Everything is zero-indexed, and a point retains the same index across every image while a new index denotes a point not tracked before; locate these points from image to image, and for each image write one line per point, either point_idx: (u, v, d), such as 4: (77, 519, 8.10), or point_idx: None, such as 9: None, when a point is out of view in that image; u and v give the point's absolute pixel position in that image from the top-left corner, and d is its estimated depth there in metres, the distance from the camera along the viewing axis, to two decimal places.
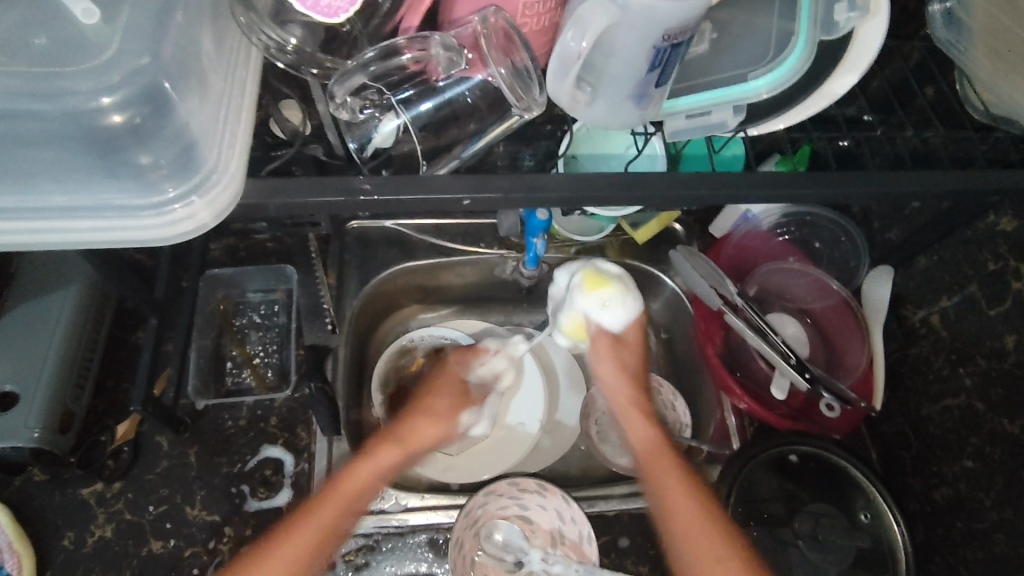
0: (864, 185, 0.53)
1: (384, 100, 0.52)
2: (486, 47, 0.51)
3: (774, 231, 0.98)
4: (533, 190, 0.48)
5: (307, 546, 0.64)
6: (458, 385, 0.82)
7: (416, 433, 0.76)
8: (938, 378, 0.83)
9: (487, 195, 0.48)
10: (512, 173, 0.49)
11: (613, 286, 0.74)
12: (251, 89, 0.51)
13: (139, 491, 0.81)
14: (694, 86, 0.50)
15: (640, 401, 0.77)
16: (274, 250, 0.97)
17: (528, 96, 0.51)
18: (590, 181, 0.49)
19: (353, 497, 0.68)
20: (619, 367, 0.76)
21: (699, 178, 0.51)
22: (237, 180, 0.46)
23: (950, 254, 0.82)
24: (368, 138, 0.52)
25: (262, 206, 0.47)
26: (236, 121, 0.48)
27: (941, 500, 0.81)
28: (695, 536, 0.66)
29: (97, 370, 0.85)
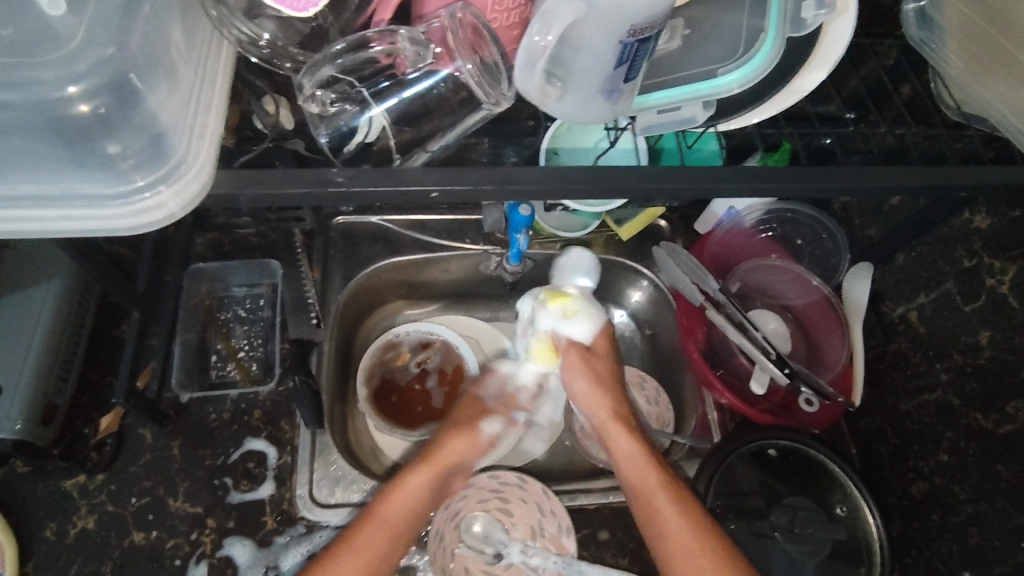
0: (835, 180, 0.54)
1: (359, 91, 0.52)
2: (453, 41, 0.51)
3: (756, 228, 0.99)
4: (506, 182, 0.49)
5: (360, 565, 0.65)
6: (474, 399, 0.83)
7: (445, 446, 0.76)
8: (916, 373, 0.84)
9: (456, 188, 0.48)
10: (483, 166, 0.49)
11: (570, 298, 0.76)
12: (221, 82, 0.51)
13: (122, 483, 0.81)
14: (664, 82, 0.51)
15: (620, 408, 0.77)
16: (259, 244, 0.97)
17: (495, 91, 0.53)
18: (563, 176, 0.50)
19: (393, 517, 0.69)
20: (592, 378, 0.76)
21: (671, 171, 0.52)
22: (208, 173, 0.46)
23: (927, 251, 0.83)
24: (340, 131, 0.52)
25: (235, 198, 0.47)
26: (206, 114, 0.49)
27: (918, 494, 0.82)
28: (676, 543, 0.66)
29: (81, 363, 0.85)
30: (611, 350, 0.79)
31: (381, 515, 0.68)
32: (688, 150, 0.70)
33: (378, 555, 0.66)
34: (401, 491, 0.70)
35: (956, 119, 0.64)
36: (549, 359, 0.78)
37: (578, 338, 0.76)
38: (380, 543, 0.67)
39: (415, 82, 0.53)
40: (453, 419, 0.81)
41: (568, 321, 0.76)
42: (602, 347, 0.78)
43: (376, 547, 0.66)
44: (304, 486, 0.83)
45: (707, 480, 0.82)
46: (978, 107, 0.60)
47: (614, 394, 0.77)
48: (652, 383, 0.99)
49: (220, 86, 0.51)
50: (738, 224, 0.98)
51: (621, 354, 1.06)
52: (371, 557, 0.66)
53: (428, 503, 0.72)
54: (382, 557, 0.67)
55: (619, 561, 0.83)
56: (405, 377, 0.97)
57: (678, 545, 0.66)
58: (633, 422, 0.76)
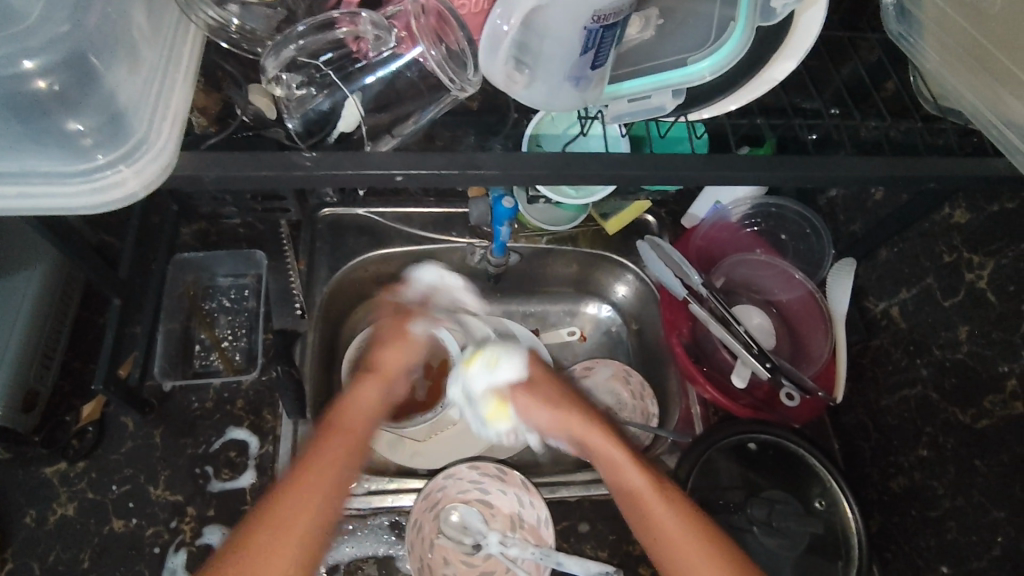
0: (803, 171, 0.54)
1: (323, 71, 0.55)
2: (418, 27, 0.54)
3: (742, 223, 0.99)
4: (469, 167, 0.50)
5: (332, 495, 0.61)
6: (395, 314, 0.84)
7: (385, 359, 0.77)
8: (897, 369, 0.84)
9: (421, 172, 0.49)
10: (449, 152, 0.50)
11: (486, 352, 0.80)
12: (188, 66, 0.52)
13: (103, 471, 0.82)
14: (635, 71, 0.51)
15: (590, 419, 0.73)
16: (245, 235, 0.97)
17: (461, 74, 0.54)
18: (530, 163, 0.51)
19: (346, 434, 0.66)
20: (546, 404, 0.75)
21: (640, 159, 0.52)
22: (171, 152, 0.47)
23: (909, 246, 0.83)
24: (304, 118, 0.54)
25: (201, 179, 0.47)
26: (170, 96, 0.50)
27: (898, 489, 0.83)
28: (679, 543, 0.64)
29: (64, 350, 0.85)
30: (548, 370, 0.79)
31: (336, 439, 0.65)
32: (663, 140, 0.70)
33: (345, 474, 0.63)
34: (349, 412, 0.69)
35: (933, 112, 0.65)
36: (501, 412, 0.81)
37: (513, 377, 0.78)
38: (339, 457, 0.63)
39: (383, 64, 0.55)
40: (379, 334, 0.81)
41: (495, 372, 0.79)
42: (541, 383, 0.77)
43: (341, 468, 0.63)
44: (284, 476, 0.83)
45: (688, 470, 0.82)
46: (954, 101, 0.60)
47: (571, 402, 0.75)
48: (638, 377, 0.98)
49: (189, 71, 0.53)
50: (724, 219, 0.98)
51: (607, 348, 1.06)
52: (339, 474, 0.62)
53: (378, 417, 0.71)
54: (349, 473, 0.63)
55: (599, 554, 0.83)
56: None
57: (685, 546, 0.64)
58: (603, 425, 0.73)
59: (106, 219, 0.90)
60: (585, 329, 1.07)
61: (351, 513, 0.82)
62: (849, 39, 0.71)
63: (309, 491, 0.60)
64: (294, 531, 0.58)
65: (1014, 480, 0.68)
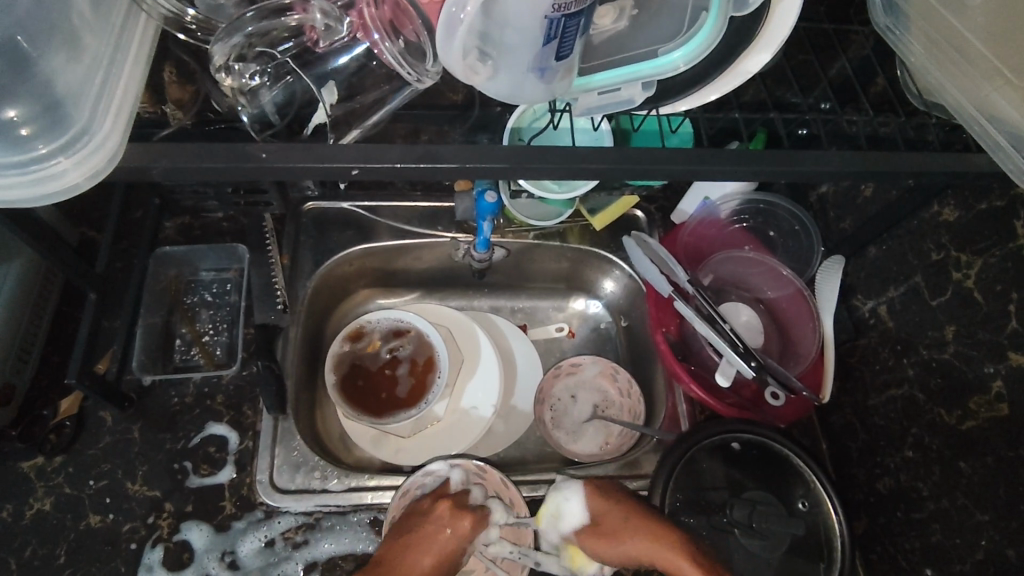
0: (777, 166, 0.53)
1: (281, 59, 0.55)
2: (373, 19, 0.52)
3: (730, 220, 0.98)
4: (431, 160, 0.49)
5: None
6: (449, 558, 0.72)
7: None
8: (884, 368, 0.83)
9: (377, 166, 0.49)
10: (407, 143, 0.49)
11: (549, 497, 0.76)
12: (136, 53, 0.52)
13: (80, 466, 0.81)
14: (608, 63, 0.50)
15: (634, 533, 0.69)
16: (229, 229, 0.96)
17: (417, 66, 0.54)
18: (491, 154, 0.50)
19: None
20: (613, 544, 0.70)
21: (608, 152, 0.51)
22: (115, 142, 0.46)
23: (898, 244, 0.81)
24: (263, 110, 0.56)
25: (149, 171, 0.46)
26: (116, 84, 0.49)
27: (884, 491, 0.82)
28: None
29: (43, 344, 0.85)
30: (611, 497, 0.73)
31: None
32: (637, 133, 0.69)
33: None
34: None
35: (919, 107, 0.63)
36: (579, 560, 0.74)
37: (581, 521, 0.73)
38: None
39: (345, 49, 0.56)
40: (429, 547, 0.71)
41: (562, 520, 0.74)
42: (610, 525, 0.71)
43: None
44: (264, 472, 0.82)
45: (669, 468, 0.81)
46: (940, 96, 0.59)
47: (632, 525, 0.70)
48: (625, 376, 0.97)
49: (139, 59, 0.52)
50: (713, 215, 0.97)
51: (596, 344, 1.05)
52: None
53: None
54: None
55: None
56: (375, 361, 0.95)
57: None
58: (647, 525, 0.69)
59: (87, 214, 0.90)
60: (574, 324, 1.06)
61: (330, 510, 0.82)
62: (836, 32, 0.70)
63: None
64: None
65: (998, 483, 0.67)
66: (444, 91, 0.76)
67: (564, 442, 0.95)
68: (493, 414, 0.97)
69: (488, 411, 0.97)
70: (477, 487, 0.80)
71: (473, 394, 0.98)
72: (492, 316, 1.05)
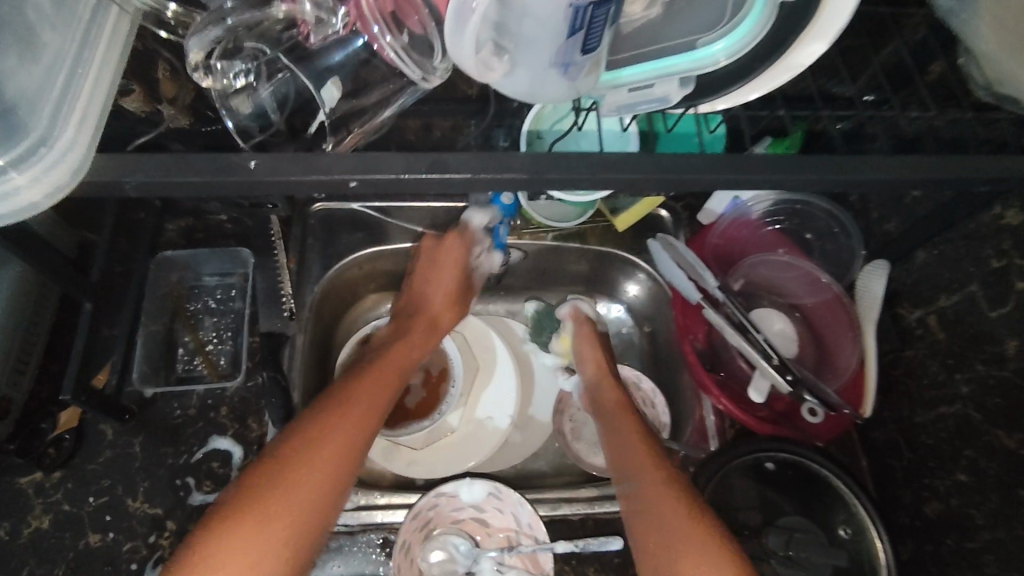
0: (831, 171, 0.48)
1: (271, 54, 0.52)
2: (369, 9, 0.47)
3: (764, 220, 0.91)
4: (440, 169, 0.44)
5: (287, 517, 0.60)
6: (460, 269, 0.89)
7: (440, 314, 0.89)
8: (934, 383, 0.76)
9: (378, 177, 0.44)
10: (413, 151, 0.44)
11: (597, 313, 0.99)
12: (105, 50, 0.47)
13: (80, 482, 0.78)
14: (640, 55, 0.44)
15: (624, 416, 0.79)
16: (233, 231, 0.92)
17: (427, 64, 0.49)
18: (506, 161, 0.44)
19: (344, 433, 0.67)
20: (597, 356, 0.88)
21: (641, 157, 0.46)
22: (77, 155, 0.42)
23: (952, 249, 0.74)
24: (263, 109, 0.53)
25: (122, 185, 0.43)
26: (81, 88, 0.44)
27: (932, 515, 0.76)
28: (654, 491, 0.67)
29: (40, 355, 0.82)
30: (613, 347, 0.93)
31: (329, 433, 0.66)
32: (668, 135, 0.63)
33: (331, 471, 0.64)
34: (345, 406, 0.69)
35: (987, 99, 0.57)
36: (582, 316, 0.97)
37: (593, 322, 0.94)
38: (305, 508, 0.62)
39: (341, 43, 0.53)
40: (450, 257, 0.89)
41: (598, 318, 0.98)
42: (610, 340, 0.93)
43: (335, 461, 0.65)
44: None
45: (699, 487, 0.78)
46: (1014, 88, 0.53)
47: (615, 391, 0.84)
48: (648, 385, 0.92)
49: (109, 57, 0.47)
50: (745, 215, 0.90)
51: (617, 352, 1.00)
52: (326, 477, 0.64)
53: (386, 403, 0.74)
54: (350, 462, 0.66)
55: None
56: None
57: (699, 568, 0.59)
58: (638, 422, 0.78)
59: (86, 217, 0.86)
60: None
61: (339, 529, 0.79)
62: (891, 14, 0.63)
63: (291, 501, 0.61)
64: (284, 518, 0.60)
65: None
66: (461, 84, 0.72)
67: (586, 455, 0.89)
68: (510, 425, 0.91)
69: (506, 422, 0.91)
70: (477, 245, 0.91)
71: (489, 404, 0.92)
72: (509, 321, 0.99)
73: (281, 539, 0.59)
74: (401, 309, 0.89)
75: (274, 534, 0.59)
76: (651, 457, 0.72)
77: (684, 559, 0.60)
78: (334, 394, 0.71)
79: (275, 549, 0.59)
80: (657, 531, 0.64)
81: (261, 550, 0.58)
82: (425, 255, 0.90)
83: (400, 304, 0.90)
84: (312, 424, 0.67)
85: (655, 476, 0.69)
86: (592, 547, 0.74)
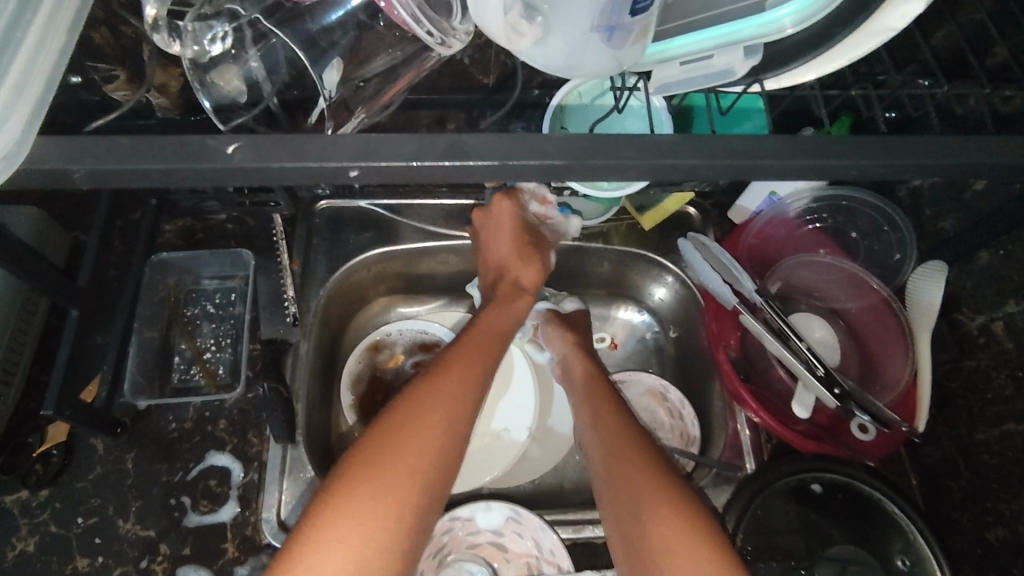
0: (914, 158, 0.40)
1: (251, 17, 0.47)
2: None
3: (803, 219, 0.84)
4: (457, 159, 0.37)
5: (386, 518, 0.52)
6: (517, 232, 0.78)
7: (523, 279, 0.78)
8: (1000, 398, 0.69)
9: (382, 167, 0.37)
10: (424, 135, 0.38)
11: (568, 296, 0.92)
12: (47, 12, 0.41)
13: (68, 501, 0.73)
14: (693, 23, 0.39)
15: (606, 401, 0.71)
16: (234, 231, 0.85)
17: (442, 23, 0.43)
18: (535, 146, 0.38)
19: (429, 413, 0.57)
20: (568, 343, 0.81)
21: (692, 144, 0.39)
22: (9, 138, 0.36)
23: (1021, 249, 0.67)
24: (252, 78, 0.49)
25: (71, 175, 0.37)
26: (15, 58, 0.38)
27: (995, 542, 0.68)
28: (644, 492, 0.60)
29: (28, 364, 0.76)
30: (587, 326, 0.86)
31: (423, 414, 0.57)
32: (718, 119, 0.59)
33: (430, 457, 0.56)
34: (439, 381, 0.60)
35: None
36: None
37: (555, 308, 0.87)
38: (406, 503, 0.53)
39: (337, 2, 0.47)
40: (507, 224, 0.78)
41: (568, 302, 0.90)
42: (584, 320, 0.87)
43: (434, 446, 0.56)
44: (271, 509, 0.73)
45: (738, 510, 0.73)
46: None
47: (592, 376, 0.76)
48: (677, 395, 0.85)
49: (55, 24, 0.41)
50: (783, 215, 0.83)
51: (641, 360, 0.92)
52: (425, 463, 0.55)
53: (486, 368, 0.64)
54: (452, 443, 0.57)
55: None
56: (398, 377, 0.85)
57: (672, 544, 0.56)
58: (623, 410, 0.69)
59: (78, 216, 0.81)
60: (618, 336, 0.93)
61: None
62: None
63: (389, 493, 0.53)
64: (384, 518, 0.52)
65: None
66: (474, 72, 0.67)
67: None
68: (528, 438, 0.85)
69: (523, 434, 0.85)
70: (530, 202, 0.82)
71: (505, 416, 0.85)
72: None
73: (383, 532, 0.52)
74: (488, 281, 0.80)
75: (374, 528, 0.52)
76: (635, 451, 0.64)
77: (656, 534, 0.57)
78: (428, 372, 0.62)
79: (378, 544, 0.52)
80: (648, 537, 0.57)
81: (375, 544, 0.52)
82: (481, 221, 0.80)
83: (485, 277, 0.81)
84: (406, 407, 0.58)
85: (643, 473, 0.61)
86: None
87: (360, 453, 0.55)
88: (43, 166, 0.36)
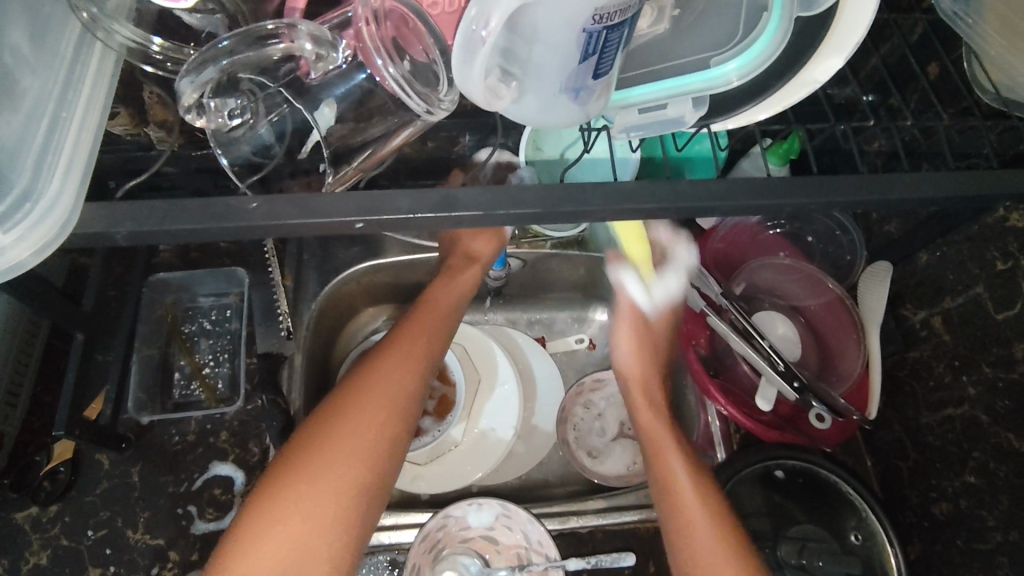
0: (846, 189, 0.46)
1: (274, 88, 0.52)
2: (371, 35, 0.47)
3: (764, 224, 0.90)
4: (446, 205, 0.43)
5: (305, 523, 0.63)
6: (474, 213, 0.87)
7: (474, 247, 0.85)
8: (940, 385, 0.76)
9: (381, 216, 0.42)
10: (418, 190, 0.43)
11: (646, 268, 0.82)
12: (88, 95, 0.48)
13: (77, 515, 0.76)
14: (651, 73, 0.47)
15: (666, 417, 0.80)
16: (228, 250, 0.89)
17: (430, 96, 0.48)
18: (513, 194, 0.43)
19: (337, 431, 0.67)
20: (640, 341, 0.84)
21: (653, 184, 0.45)
22: (65, 210, 0.41)
23: (953, 250, 0.74)
24: (260, 142, 0.53)
25: (110, 236, 0.41)
26: (65, 136, 0.45)
27: (940, 515, 0.75)
28: (688, 508, 0.71)
29: (33, 384, 0.80)
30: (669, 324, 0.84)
31: (320, 460, 0.65)
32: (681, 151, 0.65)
33: (344, 470, 0.65)
34: (358, 401, 0.69)
35: (994, 105, 0.57)
36: None
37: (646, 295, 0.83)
38: (326, 509, 0.64)
39: (342, 78, 0.53)
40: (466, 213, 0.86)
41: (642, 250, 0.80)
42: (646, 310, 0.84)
43: (348, 460, 0.66)
44: None
45: None
46: None
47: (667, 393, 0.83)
48: None
49: (92, 105, 0.48)
50: (745, 222, 0.89)
51: None
52: (339, 477, 0.65)
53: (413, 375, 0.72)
54: (368, 450, 0.67)
55: None
56: None
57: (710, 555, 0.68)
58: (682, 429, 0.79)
59: None
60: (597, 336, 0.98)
61: None
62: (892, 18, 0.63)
63: (303, 504, 0.63)
64: (301, 523, 0.63)
65: None
66: None
67: (590, 464, 0.88)
68: (514, 436, 0.89)
69: (509, 433, 0.89)
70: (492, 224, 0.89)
71: (491, 416, 0.89)
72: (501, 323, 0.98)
73: (301, 537, 0.63)
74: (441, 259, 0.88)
75: (297, 535, 0.63)
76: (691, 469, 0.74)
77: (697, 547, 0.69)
78: (348, 385, 0.70)
79: (300, 544, 0.62)
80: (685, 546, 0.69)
81: (298, 545, 0.62)
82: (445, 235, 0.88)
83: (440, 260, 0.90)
84: (328, 415, 0.68)
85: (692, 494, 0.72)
86: (605, 563, 0.76)
87: (279, 468, 0.65)
88: (84, 229, 0.41)
